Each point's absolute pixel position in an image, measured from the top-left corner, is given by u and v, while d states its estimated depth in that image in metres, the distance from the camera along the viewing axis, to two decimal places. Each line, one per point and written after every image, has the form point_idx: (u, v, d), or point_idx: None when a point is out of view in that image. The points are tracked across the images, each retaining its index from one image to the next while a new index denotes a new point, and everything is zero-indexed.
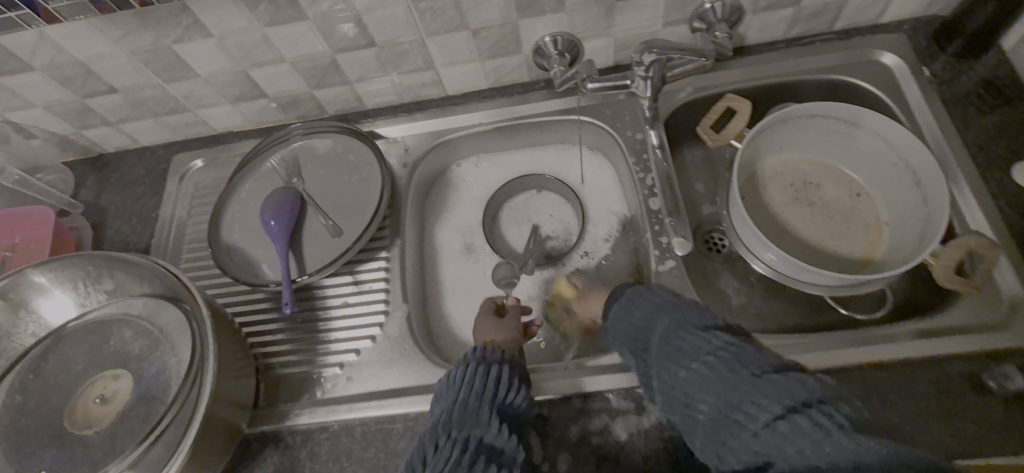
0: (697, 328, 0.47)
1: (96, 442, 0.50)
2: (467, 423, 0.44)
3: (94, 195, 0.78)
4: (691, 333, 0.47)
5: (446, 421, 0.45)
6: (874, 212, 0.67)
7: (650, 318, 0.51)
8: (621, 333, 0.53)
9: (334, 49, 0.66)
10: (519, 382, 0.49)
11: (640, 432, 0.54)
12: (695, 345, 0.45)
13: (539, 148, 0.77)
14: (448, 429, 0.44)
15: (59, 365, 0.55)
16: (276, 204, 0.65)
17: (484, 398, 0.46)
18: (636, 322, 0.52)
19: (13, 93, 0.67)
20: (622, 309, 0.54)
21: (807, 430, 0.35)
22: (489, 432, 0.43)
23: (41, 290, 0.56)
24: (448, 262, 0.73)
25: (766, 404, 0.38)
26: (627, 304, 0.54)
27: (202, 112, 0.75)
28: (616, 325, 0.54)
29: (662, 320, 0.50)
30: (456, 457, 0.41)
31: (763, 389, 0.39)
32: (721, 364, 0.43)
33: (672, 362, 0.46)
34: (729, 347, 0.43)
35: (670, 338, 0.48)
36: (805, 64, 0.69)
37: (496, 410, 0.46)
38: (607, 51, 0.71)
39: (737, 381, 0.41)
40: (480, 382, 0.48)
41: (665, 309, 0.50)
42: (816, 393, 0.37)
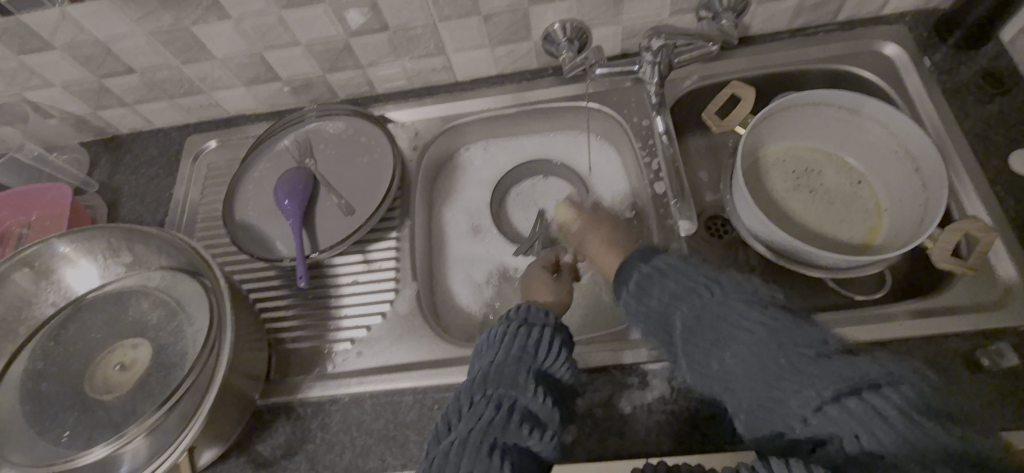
0: (731, 302, 0.43)
1: (116, 405, 0.51)
2: (504, 382, 0.45)
3: (108, 175, 0.80)
4: (724, 307, 0.43)
5: (484, 379, 0.46)
6: (873, 199, 0.68)
7: (679, 295, 0.45)
8: (639, 317, 0.48)
9: (348, 33, 0.68)
10: (563, 346, 0.49)
11: (644, 405, 0.56)
12: (732, 322, 0.42)
13: (546, 134, 0.79)
14: (484, 388, 0.45)
15: (78, 334, 0.56)
16: (290, 183, 0.66)
17: (524, 361, 0.46)
18: (660, 299, 0.47)
19: (33, 72, 0.68)
20: (639, 286, 0.49)
21: (862, 419, 0.34)
22: (525, 396, 0.44)
23: (66, 259, 0.57)
24: (456, 244, 0.75)
25: (813, 389, 0.37)
26: (647, 280, 0.48)
27: (217, 94, 0.76)
28: (637, 304, 0.49)
29: (687, 297, 0.45)
30: (489, 415, 0.43)
31: (814, 372, 0.37)
32: (765, 344, 0.40)
33: (707, 342, 0.43)
34: (769, 323, 0.40)
35: (702, 318, 0.44)
36: (808, 54, 0.71)
37: (535, 373, 0.46)
38: (615, 38, 0.72)
39: (785, 366, 0.38)
40: (523, 345, 0.47)
41: (696, 289, 0.45)
42: (872, 375, 0.36)
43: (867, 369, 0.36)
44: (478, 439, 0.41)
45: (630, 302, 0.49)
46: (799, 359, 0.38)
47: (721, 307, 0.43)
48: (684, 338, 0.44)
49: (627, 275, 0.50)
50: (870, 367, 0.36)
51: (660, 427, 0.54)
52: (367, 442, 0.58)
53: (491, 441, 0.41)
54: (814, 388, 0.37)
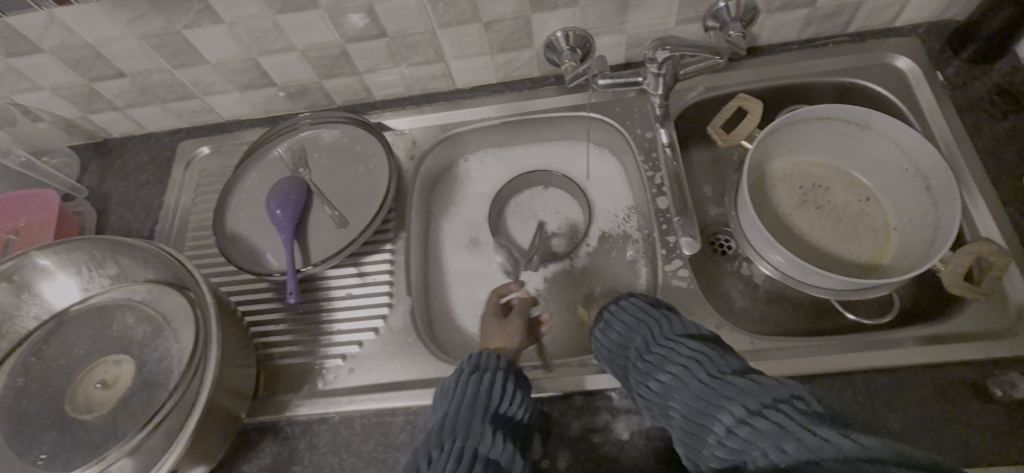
0: (673, 335, 0.46)
1: (97, 426, 0.50)
2: (461, 434, 0.43)
3: (98, 180, 0.78)
4: (666, 340, 0.46)
5: (442, 432, 0.44)
6: (882, 217, 0.66)
7: (626, 328, 0.50)
8: (604, 352, 0.51)
9: (345, 39, 0.66)
10: (516, 385, 0.48)
11: (642, 431, 0.54)
12: (669, 351, 0.44)
13: (546, 145, 0.77)
14: (440, 442, 0.43)
15: (60, 349, 0.55)
16: (282, 194, 0.64)
17: (478, 406, 0.45)
18: (619, 332, 0.50)
19: (21, 74, 0.67)
20: (607, 319, 0.52)
21: (767, 431, 0.34)
22: (484, 445, 0.43)
23: (45, 273, 0.55)
24: (452, 256, 0.73)
25: (724, 406, 0.37)
26: (611, 314, 0.52)
27: (210, 99, 0.74)
28: (601, 338, 0.52)
29: (638, 332, 0.48)
30: (450, 470, 0.41)
31: (728, 391, 0.38)
32: (689, 369, 0.41)
33: (647, 371, 0.44)
34: (695, 350, 0.43)
35: (643, 349, 0.47)
36: (818, 66, 0.69)
37: (490, 420, 0.45)
38: (619, 48, 0.70)
39: (702, 386, 0.40)
40: (473, 390, 0.47)
41: (638, 321, 0.49)
42: (780, 392, 0.36)
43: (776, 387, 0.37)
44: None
45: (598, 337, 0.53)
46: (715, 380, 0.39)
47: (663, 341, 0.46)
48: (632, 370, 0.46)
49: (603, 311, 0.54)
50: (782, 386, 0.37)
51: (658, 454, 0.52)
52: (356, 464, 0.56)
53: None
54: (726, 407, 0.37)
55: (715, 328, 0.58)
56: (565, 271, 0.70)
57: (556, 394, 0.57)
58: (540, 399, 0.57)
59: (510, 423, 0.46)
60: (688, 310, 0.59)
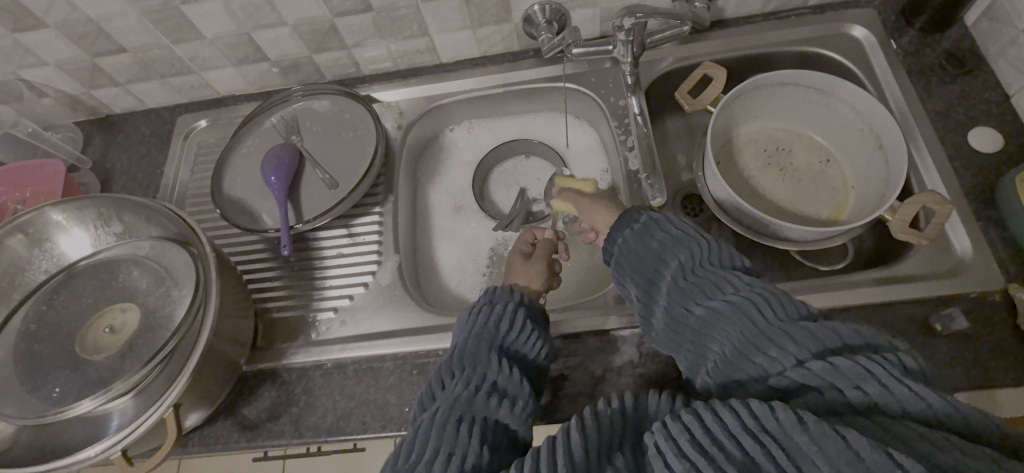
0: (723, 267, 0.45)
1: (103, 366, 0.54)
2: (470, 361, 0.47)
3: (100, 153, 0.82)
4: (711, 268, 0.45)
5: (453, 358, 0.48)
6: (841, 177, 0.71)
7: (663, 250, 0.47)
8: (628, 264, 0.49)
9: (334, 14, 0.70)
10: (529, 321, 0.51)
11: (613, 369, 0.58)
12: (720, 280, 0.44)
13: (527, 116, 0.81)
14: (452, 369, 0.47)
15: (69, 299, 0.59)
16: (276, 159, 0.68)
17: (488, 337, 0.49)
18: (649, 252, 0.48)
19: (27, 50, 0.71)
20: (635, 236, 0.49)
21: (847, 372, 0.35)
22: (494, 371, 0.47)
23: (60, 227, 0.60)
24: (439, 221, 0.77)
25: (793, 345, 0.38)
26: (643, 232, 0.49)
27: (207, 74, 0.78)
28: (627, 248, 0.49)
29: (678, 253, 0.47)
30: (459, 392, 0.45)
31: (795, 330, 0.38)
32: (748, 301, 0.41)
33: (691, 294, 0.44)
34: (752, 285, 0.42)
35: (689, 272, 0.45)
36: (780, 37, 0.73)
37: (500, 351, 0.48)
38: (594, 21, 0.74)
39: (765, 324, 0.39)
40: (484, 324, 0.50)
41: (681, 241, 0.47)
42: (853, 340, 0.37)
43: (851, 333, 0.38)
44: (447, 415, 0.43)
45: (620, 253, 0.50)
46: (780, 320, 0.40)
47: (710, 268, 0.45)
48: (669, 292, 0.46)
49: (617, 236, 0.51)
50: (856, 333, 0.37)
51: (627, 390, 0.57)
52: (348, 405, 0.60)
53: (463, 413, 0.44)
54: (795, 346, 0.38)
55: None
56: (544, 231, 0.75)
57: None
58: None
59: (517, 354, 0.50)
60: None
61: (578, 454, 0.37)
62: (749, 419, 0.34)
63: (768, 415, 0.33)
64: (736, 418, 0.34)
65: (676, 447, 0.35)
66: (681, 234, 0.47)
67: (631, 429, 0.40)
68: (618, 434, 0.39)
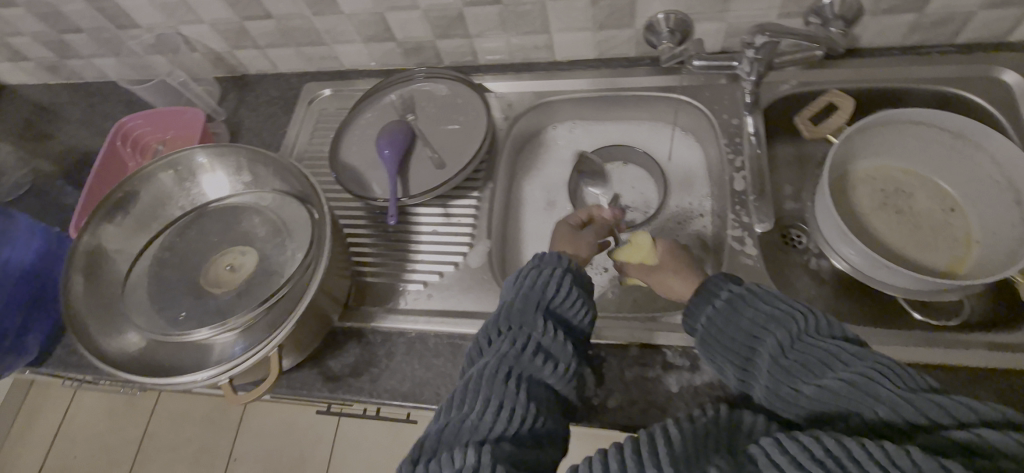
0: (828, 338, 0.42)
1: (224, 299, 0.59)
2: (517, 320, 0.49)
3: (232, 108, 0.89)
4: (814, 342, 0.42)
5: (501, 318, 0.50)
6: (964, 228, 0.66)
7: (759, 327, 0.45)
8: (721, 342, 0.47)
9: (464, 3, 0.73)
10: (575, 285, 0.51)
11: (690, 387, 0.58)
12: (828, 356, 0.41)
13: (631, 123, 0.81)
14: (499, 328, 0.49)
15: (198, 235, 0.65)
16: (391, 134, 0.73)
17: (537, 297, 0.50)
18: (742, 329, 0.46)
19: (190, 8, 0.79)
20: (723, 312, 0.48)
21: (993, 441, 0.33)
22: (541, 331, 0.48)
23: (202, 169, 0.66)
24: (530, 214, 0.79)
25: (927, 419, 0.36)
26: (726, 310, 0.48)
27: (337, 47, 0.84)
28: (718, 328, 0.48)
29: (773, 331, 0.44)
30: (505, 351, 0.47)
31: (924, 403, 0.37)
32: (865, 378, 0.39)
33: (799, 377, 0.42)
34: (864, 359, 0.40)
35: (790, 350, 0.43)
36: (919, 72, 0.69)
37: (547, 311, 0.49)
38: (717, 35, 0.73)
39: (890, 395, 0.37)
40: (532, 286, 0.51)
41: (775, 319, 0.45)
42: (990, 410, 0.36)
43: (984, 404, 0.36)
44: (495, 370, 0.45)
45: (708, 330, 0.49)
46: (905, 392, 0.37)
47: (810, 344, 0.42)
48: (773, 373, 0.43)
49: (702, 311, 0.50)
50: (990, 405, 0.36)
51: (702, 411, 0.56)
52: (426, 375, 0.63)
53: (512, 368, 0.46)
54: (929, 417, 0.36)
55: None
56: None
57: (615, 343, 0.62)
58: (597, 345, 0.62)
59: (563, 316, 0.51)
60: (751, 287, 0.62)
61: (678, 445, 0.39)
62: (873, 448, 0.34)
63: (904, 456, 0.33)
64: (864, 450, 0.34)
65: (791, 461, 0.35)
66: (773, 312, 0.45)
67: (725, 439, 0.41)
68: (711, 439, 0.40)
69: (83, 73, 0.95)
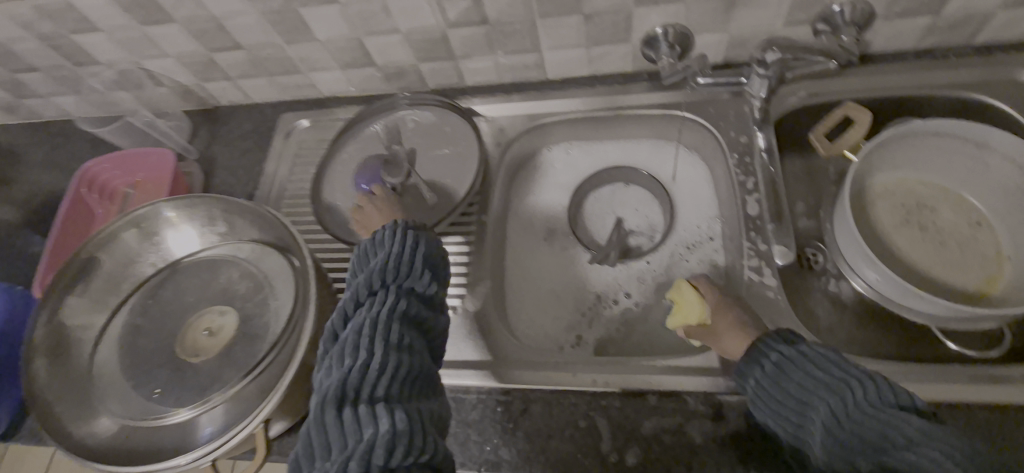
0: (884, 409, 0.40)
1: (203, 369, 0.54)
2: (402, 273, 0.49)
3: (205, 144, 0.83)
4: (873, 410, 0.40)
5: (382, 271, 0.49)
6: (994, 244, 0.62)
7: (812, 394, 0.43)
8: (773, 408, 0.46)
9: (447, 24, 0.67)
10: (423, 237, 0.52)
11: (716, 437, 0.53)
12: (888, 431, 0.39)
13: (632, 142, 0.76)
14: (382, 279, 0.48)
15: (173, 295, 0.60)
16: (369, 169, 0.68)
17: (414, 252, 0.50)
18: (794, 395, 0.45)
19: (152, 42, 0.73)
20: (772, 377, 0.46)
21: None
22: (413, 280, 0.49)
23: (169, 223, 0.61)
24: (529, 246, 0.74)
25: None
26: (775, 374, 0.46)
27: (313, 75, 0.78)
28: (770, 393, 0.46)
29: (827, 400, 0.42)
30: (391, 302, 0.47)
31: None
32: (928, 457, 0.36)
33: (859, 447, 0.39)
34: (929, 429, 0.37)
35: (845, 422, 0.41)
36: (935, 78, 0.65)
37: (427, 263, 0.51)
38: (719, 47, 0.69)
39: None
40: (400, 238, 0.51)
41: (828, 386, 0.43)
42: None
43: None
44: (382, 322, 0.45)
45: (759, 395, 0.47)
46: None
47: (868, 412, 0.40)
48: (831, 441, 0.41)
49: (752, 372, 0.48)
50: None
51: (731, 465, 0.52)
52: None
53: (397, 317, 0.46)
54: None
55: None
56: (643, 268, 0.70)
57: (631, 390, 0.57)
58: (612, 393, 0.57)
59: (439, 266, 0.52)
60: (774, 323, 0.58)
61: None
62: None
63: None
64: None
65: None
66: (823, 378, 0.43)
67: None
68: None
69: (42, 113, 0.89)
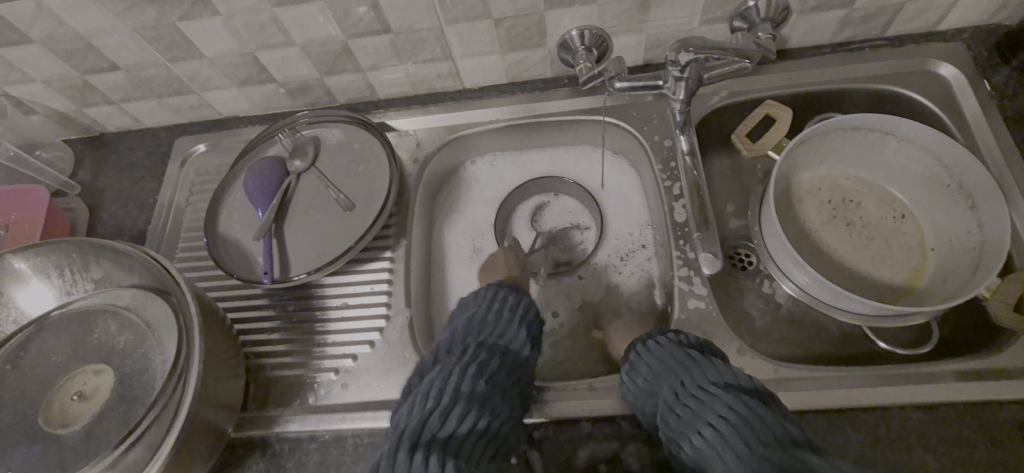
0: (711, 384, 0.45)
1: (70, 442, 0.47)
2: (494, 327, 0.53)
3: (91, 175, 0.75)
4: (703, 389, 0.44)
5: (474, 322, 0.53)
6: (917, 236, 0.61)
7: (662, 372, 0.48)
8: (635, 396, 0.50)
9: (347, 35, 0.62)
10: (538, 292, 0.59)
11: (652, 463, 0.50)
12: (710, 407, 0.43)
13: (557, 150, 0.73)
14: (472, 330, 0.52)
15: (38, 357, 0.52)
16: (259, 170, 0.64)
17: (513, 308, 0.54)
18: (648, 380, 0.49)
19: (11, 66, 0.64)
20: (634, 363, 0.51)
21: None
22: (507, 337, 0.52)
23: (18, 278, 0.53)
24: (456, 266, 0.69)
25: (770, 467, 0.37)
26: (634, 360, 0.51)
27: (207, 94, 0.71)
28: (630, 388, 0.50)
29: (672, 379, 0.47)
30: (477, 352, 0.50)
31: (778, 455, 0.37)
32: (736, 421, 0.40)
33: (685, 428, 0.43)
34: (742, 402, 0.41)
35: (679, 400, 0.45)
36: (852, 72, 0.64)
37: (522, 321, 0.54)
38: (638, 48, 0.66)
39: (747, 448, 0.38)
40: (499, 285, 0.56)
41: (672, 368, 0.48)
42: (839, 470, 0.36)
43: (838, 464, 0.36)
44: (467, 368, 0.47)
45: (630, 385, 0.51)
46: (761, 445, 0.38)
47: (701, 392, 0.44)
48: (667, 421, 0.45)
49: (632, 352, 0.53)
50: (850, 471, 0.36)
51: None
52: None
53: (482, 369, 0.48)
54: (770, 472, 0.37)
55: (736, 352, 0.54)
56: (575, 283, 0.67)
57: (564, 418, 0.53)
58: (544, 423, 0.53)
59: (536, 330, 0.55)
60: (706, 335, 0.55)
61: None
62: None
63: None
64: None
65: None
66: (673, 360, 0.48)
67: None
68: None
69: None
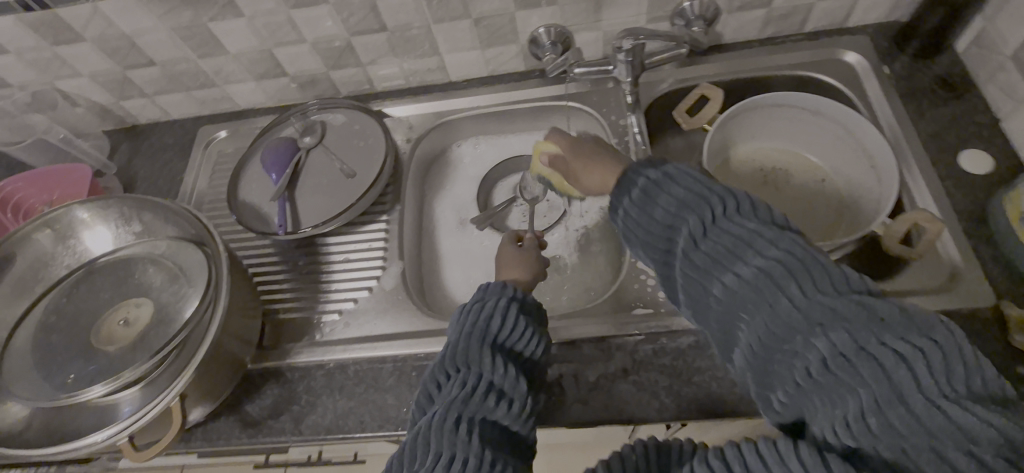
0: (743, 219, 0.41)
1: (115, 355, 0.56)
2: (468, 360, 0.45)
3: (125, 159, 0.86)
4: (738, 223, 0.41)
5: (448, 357, 0.46)
6: (836, 196, 0.72)
7: (685, 203, 0.43)
8: (638, 228, 0.47)
9: (350, 32, 0.74)
10: (524, 316, 0.49)
11: (607, 375, 0.59)
12: (745, 252, 0.39)
13: (532, 134, 0.84)
14: (447, 368, 0.46)
15: (87, 294, 0.62)
16: (276, 148, 0.75)
17: (480, 336, 0.47)
18: (655, 221, 0.45)
19: (64, 62, 0.76)
20: (636, 205, 0.47)
21: (889, 361, 0.33)
22: (484, 369, 0.45)
23: (84, 224, 0.64)
24: (445, 231, 0.80)
25: (811, 323, 0.36)
26: (641, 199, 0.46)
27: (229, 87, 0.83)
28: (637, 219, 0.47)
29: (694, 215, 0.42)
30: (457, 393, 0.43)
31: (835, 303, 0.35)
32: (778, 266, 0.38)
33: (714, 266, 0.40)
34: (794, 244, 0.38)
35: (706, 235, 0.42)
36: (776, 61, 0.76)
37: (494, 347, 0.46)
38: (596, 44, 0.78)
39: (794, 305, 0.36)
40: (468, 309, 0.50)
41: (689, 205, 0.43)
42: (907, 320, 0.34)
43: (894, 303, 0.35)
44: (446, 415, 0.42)
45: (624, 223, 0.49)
46: (811, 296, 0.36)
47: (740, 242, 0.39)
48: (685, 269, 0.43)
49: (621, 203, 0.49)
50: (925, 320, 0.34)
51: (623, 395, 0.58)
52: (348, 404, 0.61)
53: (458, 414, 0.42)
54: (825, 336, 0.35)
55: None
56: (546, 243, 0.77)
57: None
58: None
59: (515, 352, 0.47)
60: None
61: None
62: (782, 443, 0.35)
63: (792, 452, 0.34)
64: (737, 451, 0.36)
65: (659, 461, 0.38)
66: (694, 192, 0.43)
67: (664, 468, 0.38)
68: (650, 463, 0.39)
69: None
